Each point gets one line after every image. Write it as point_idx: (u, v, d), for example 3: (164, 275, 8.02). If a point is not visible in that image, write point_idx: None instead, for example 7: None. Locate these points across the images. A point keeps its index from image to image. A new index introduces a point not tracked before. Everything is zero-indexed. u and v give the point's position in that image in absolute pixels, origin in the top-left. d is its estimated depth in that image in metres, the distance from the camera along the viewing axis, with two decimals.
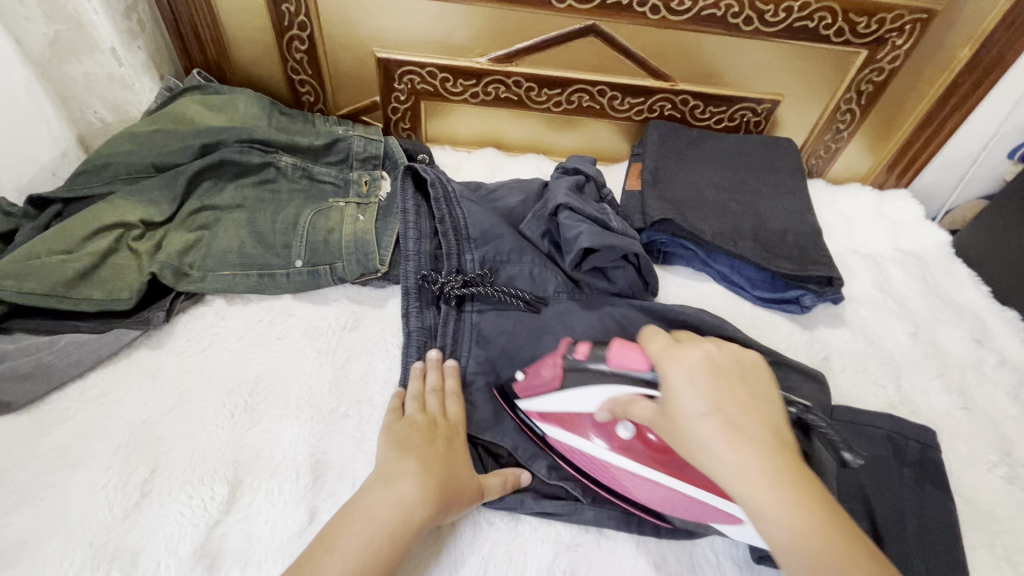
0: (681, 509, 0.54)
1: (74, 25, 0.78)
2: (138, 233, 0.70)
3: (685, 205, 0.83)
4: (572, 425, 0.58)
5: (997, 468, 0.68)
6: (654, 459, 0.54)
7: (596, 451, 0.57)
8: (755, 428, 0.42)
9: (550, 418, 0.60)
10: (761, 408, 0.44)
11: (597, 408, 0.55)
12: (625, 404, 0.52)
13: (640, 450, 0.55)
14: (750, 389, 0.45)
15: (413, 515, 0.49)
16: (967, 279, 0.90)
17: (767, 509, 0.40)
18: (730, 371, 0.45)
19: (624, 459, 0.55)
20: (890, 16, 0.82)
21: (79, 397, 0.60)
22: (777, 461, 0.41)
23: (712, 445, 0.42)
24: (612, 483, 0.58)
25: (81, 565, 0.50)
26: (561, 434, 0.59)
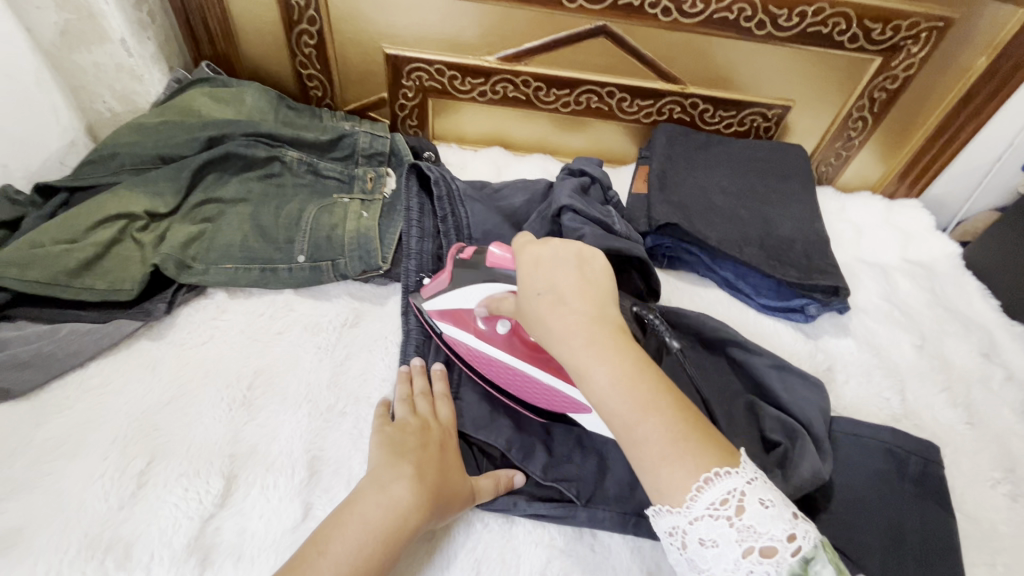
0: (552, 403, 0.60)
1: (84, 15, 0.79)
2: (142, 224, 0.71)
3: (691, 208, 0.82)
4: (462, 322, 0.62)
5: (1000, 485, 0.67)
6: (528, 354, 0.59)
7: (481, 346, 0.60)
8: (578, 300, 0.46)
9: (445, 315, 0.63)
10: (593, 287, 0.48)
11: (479, 302, 0.59)
12: (498, 300, 0.56)
13: (517, 346, 0.59)
14: (586, 270, 0.49)
15: (407, 521, 0.49)
16: (976, 292, 0.89)
17: (587, 368, 0.44)
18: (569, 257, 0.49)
19: (503, 354, 0.59)
20: (906, 23, 0.80)
21: (79, 386, 0.61)
22: (599, 328, 0.45)
23: (542, 318, 0.46)
24: (498, 379, 0.62)
25: (76, 554, 0.50)
26: (454, 330, 0.62)
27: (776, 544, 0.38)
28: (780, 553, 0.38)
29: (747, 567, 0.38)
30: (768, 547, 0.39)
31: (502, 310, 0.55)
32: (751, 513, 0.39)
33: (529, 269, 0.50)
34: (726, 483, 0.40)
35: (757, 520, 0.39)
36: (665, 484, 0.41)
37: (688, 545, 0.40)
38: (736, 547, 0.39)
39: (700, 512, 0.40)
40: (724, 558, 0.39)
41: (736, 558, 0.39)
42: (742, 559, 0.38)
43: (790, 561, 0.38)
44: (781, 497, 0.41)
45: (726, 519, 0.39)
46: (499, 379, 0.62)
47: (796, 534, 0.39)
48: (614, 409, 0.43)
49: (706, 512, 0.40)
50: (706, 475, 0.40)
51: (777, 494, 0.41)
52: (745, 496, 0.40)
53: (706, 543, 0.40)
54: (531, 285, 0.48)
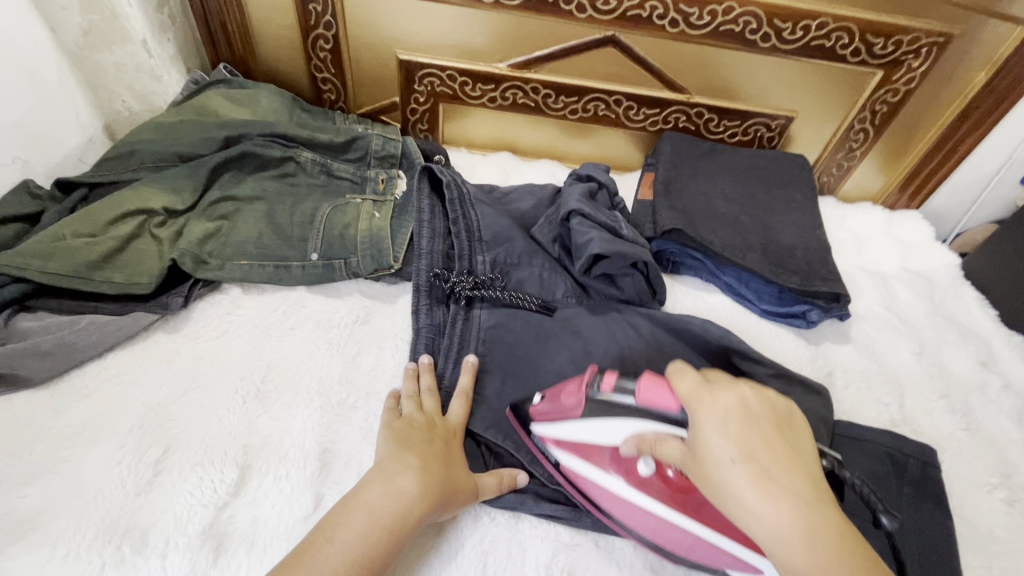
0: (700, 554, 0.54)
1: (108, 16, 0.81)
2: (160, 219, 0.72)
3: (695, 215, 0.84)
4: (591, 455, 0.57)
5: (997, 490, 0.68)
6: (673, 499, 0.53)
7: (615, 486, 0.55)
8: (789, 481, 0.39)
9: (568, 446, 0.58)
10: (798, 460, 0.41)
11: (623, 440, 0.51)
12: (656, 443, 0.48)
13: (660, 489, 0.53)
14: (787, 440, 0.42)
15: (411, 510, 0.50)
16: (974, 302, 0.90)
17: (809, 570, 0.37)
18: (766, 424, 0.42)
19: (643, 497, 0.54)
20: (907, 38, 0.83)
21: (97, 376, 0.62)
22: (817, 517, 0.38)
23: (748, 504, 0.39)
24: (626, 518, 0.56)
25: (93, 538, 0.51)
26: (580, 464, 0.58)
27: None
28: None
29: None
30: None
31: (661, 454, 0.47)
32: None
33: (722, 437, 0.41)
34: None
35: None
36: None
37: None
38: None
39: None
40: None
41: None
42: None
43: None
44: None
45: None
46: (631, 520, 0.56)
47: None
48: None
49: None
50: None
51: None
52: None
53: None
54: (728, 460, 0.40)
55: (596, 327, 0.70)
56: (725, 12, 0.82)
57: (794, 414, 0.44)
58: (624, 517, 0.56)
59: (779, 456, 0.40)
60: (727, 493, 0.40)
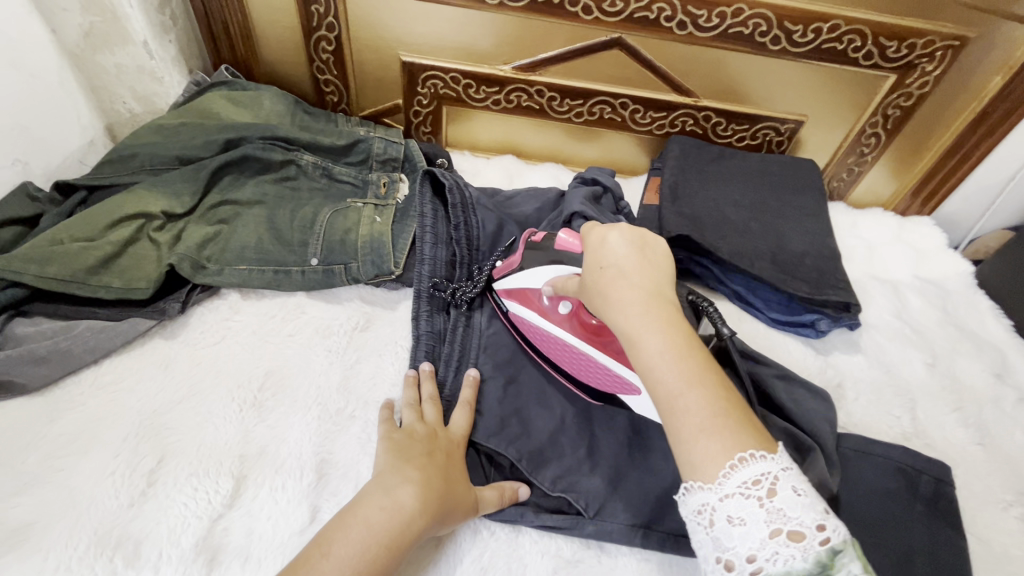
0: (603, 385, 0.61)
1: (109, 17, 0.80)
2: (159, 224, 0.72)
3: (702, 220, 0.83)
4: (527, 300, 0.65)
5: (1013, 508, 0.66)
6: (587, 337, 0.61)
7: (544, 325, 0.63)
8: (639, 271, 0.48)
9: (512, 294, 0.67)
10: (657, 266, 0.49)
11: (545, 283, 0.61)
12: (563, 281, 0.58)
13: (576, 327, 0.62)
14: (649, 251, 0.50)
15: (410, 525, 0.49)
16: (989, 312, 0.88)
17: (640, 331, 0.44)
18: (634, 238, 0.51)
19: (564, 334, 0.62)
20: (921, 41, 0.81)
21: (93, 383, 0.61)
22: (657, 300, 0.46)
23: (602, 286, 0.48)
24: (556, 359, 0.64)
25: (86, 550, 0.50)
26: (519, 308, 0.66)
27: (807, 529, 0.37)
28: (809, 540, 0.37)
29: (773, 548, 0.37)
30: (796, 532, 0.37)
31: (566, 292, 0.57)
32: (782, 496, 0.38)
33: (599, 243, 0.51)
34: (760, 464, 0.39)
35: (788, 504, 0.38)
36: (701, 458, 0.40)
37: (715, 522, 0.39)
38: (764, 527, 0.38)
39: (732, 489, 0.39)
40: (753, 536, 0.38)
41: (761, 537, 0.38)
42: (769, 540, 0.37)
43: (819, 550, 0.37)
44: (814, 490, 0.40)
45: (757, 499, 0.38)
46: (551, 354, 0.64)
47: (828, 526, 0.38)
48: (661, 374, 0.43)
49: (737, 490, 0.39)
50: (739, 450, 0.39)
51: (810, 486, 0.40)
52: (777, 480, 0.39)
53: (733, 521, 0.39)
54: (597, 259, 0.50)
55: None
56: (734, 14, 0.80)
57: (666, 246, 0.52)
58: (547, 352, 0.65)
59: (638, 257, 0.49)
60: (593, 282, 0.49)
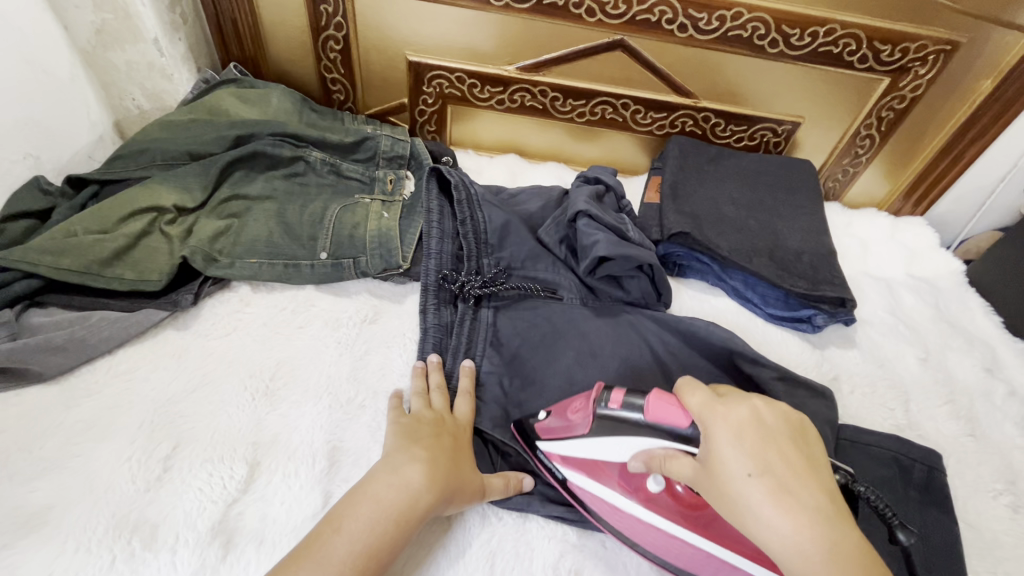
0: (714, 573, 0.53)
1: (120, 15, 0.81)
2: (170, 217, 0.73)
3: (702, 218, 0.85)
4: (599, 473, 0.57)
5: (1002, 496, 0.68)
6: (682, 515, 0.53)
7: (625, 504, 0.55)
8: (804, 493, 0.40)
9: (577, 465, 0.58)
10: (815, 474, 0.41)
11: (635, 458, 0.51)
12: (665, 460, 0.48)
13: (672, 508, 0.53)
14: (800, 454, 0.42)
15: (417, 501, 0.50)
16: (980, 309, 0.90)
17: None
18: (777, 438, 0.42)
19: (654, 515, 0.53)
20: (914, 46, 0.83)
21: (108, 372, 0.62)
22: (835, 531, 0.38)
23: (763, 514, 0.39)
24: (638, 539, 0.56)
25: (104, 533, 0.51)
26: (586, 481, 0.57)
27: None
28: None
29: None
30: None
31: (670, 472, 0.48)
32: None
33: (737, 451, 0.41)
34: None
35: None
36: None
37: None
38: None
39: None
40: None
41: None
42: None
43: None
44: None
45: None
46: (639, 537, 0.55)
47: None
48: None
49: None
50: None
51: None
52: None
53: None
54: (742, 469, 0.41)
55: (602, 330, 0.70)
56: (733, 17, 0.82)
57: (811, 432, 0.45)
58: (632, 533, 0.56)
59: (791, 463, 0.41)
60: (743, 501, 0.40)
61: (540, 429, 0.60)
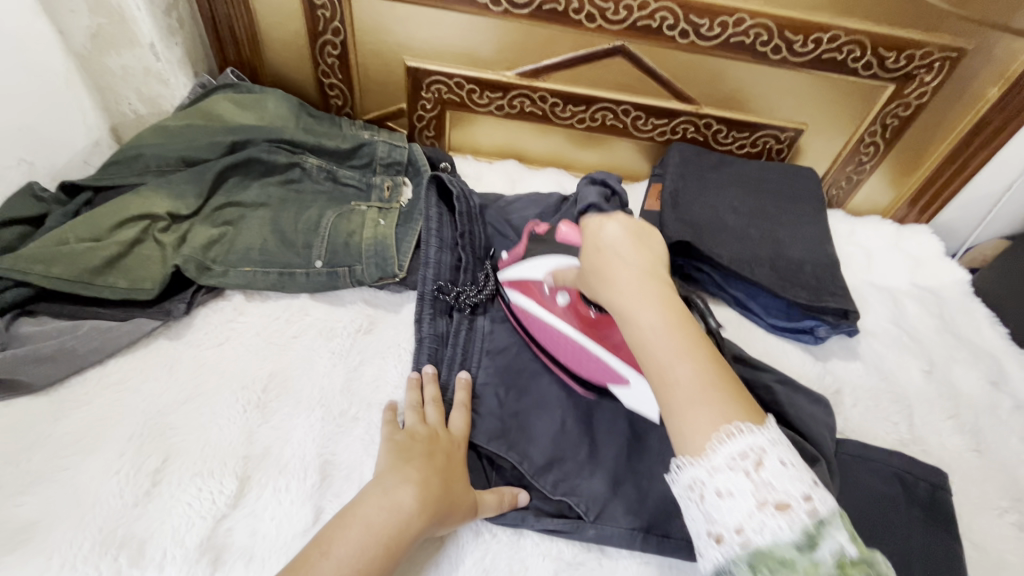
0: (595, 375, 0.62)
1: (116, 19, 0.80)
2: (164, 225, 0.72)
3: (703, 226, 0.84)
4: (529, 291, 0.66)
5: (1007, 514, 0.67)
6: (583, 327, 0.62)
7: (543, 315, 0.65)
8: (634, 249, 0.48)
9: (516, 285, 0.68)
10: (650, 247, 0.49)
11: (546, 273, 0.65)
12: (562, 272, 0.62)
13: (575, 319, 0.62)
14: (643, 231, 0.50)
15: (409, 525, 0.49)
16: (985, 320, 0.89)
17: (633, 309, 0.44)
18: (628, 219, 0.51)
19: (561, 323, 0.63)
20: (919, 53, 0.82)
21: (98, 382, 0.62)
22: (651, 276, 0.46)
23: (598, 264, 0.48)
24: (554, 351, 0.65)
25: (90, 549, 0.50)
26: (519, 298, 0.67)
27: (793, 501, 0.37)
28: (796, 511, 0.36)
29: (761, 520, 0.36)
30: (784, 503, 0.37)
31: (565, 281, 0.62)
32: (770, 469, 0.38)
33: (595, 224, 0.51)
34: (749, 438, 0.39)
35: (777, 477, 0.38)
36: (689, 432, 0.40)
37: (704, 497, 0.39)
38: (751, 498, 0.37)
39: (720, 463, 0.39)
40: (740, 509, 0.37)
41: (750, 508, 0.37)
42: (756, 512, 0.37)
43: (807, 521, 0.36)
44: (806, 466, 0.40)
45: (745, 472, 0.38)
46: (551, 346, 0.65)
47: (816, 497, 0.37)
48: (654, 345, 0.43)
49: (725, 463, 0.38)
50: (727, 427, 0.39)
51: (801, 461, 0.40)
52: (766, 452, 0.38)
53: (722, 494, 0.38)
54: (592, 237, 0.51)
55: None
56: (735, 23, 0.81)
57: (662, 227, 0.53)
58: (545, 343, 0.66)
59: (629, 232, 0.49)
60: (589, 260, 0.50)
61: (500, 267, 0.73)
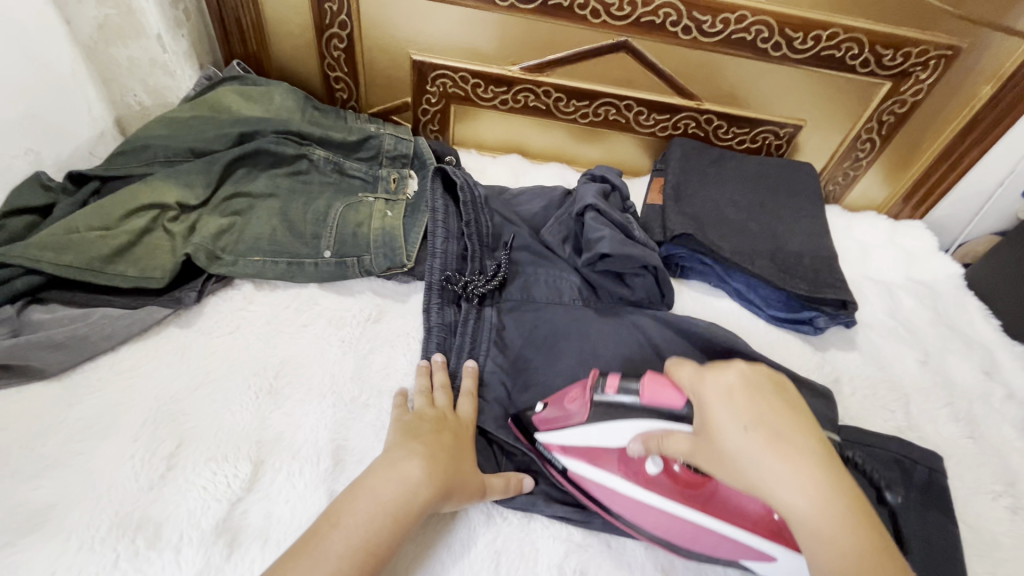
0: (710, 548, 0.55)
1: (124, 10, 0.81)
2: (173, 214, 0.72)
3: (704, 219, 0.85)
4: (600, 458, 0.58)
5: (1001, 498, 0.69)
6: (683, 495, 0.54)
7: (628, 487, 0.56)
8: (804, 440, 0.43)
9: (575, 452, 0.59)
10: (804, 426, 0.44)
11: (630, 439, 0.54)
12: (660, 437, 0.51)
13: (674, 490, 0.55)
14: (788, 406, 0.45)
15: (417, 496, 0.50)
16: (978, 312, 0.91)
17: (820, 531, 0.40)
18: (768, 392, 0.46)
19: (654, 494, 0.55)
20: (915, 50, 0.84)
21: (110, 369, 0.62)
22: (828, 477, 0.41)
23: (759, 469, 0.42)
24: (645, 524, 0.56)
25: (107, 532, 0.51)
26: (585, 467, 0.58)
27: None
28: None
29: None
30: None
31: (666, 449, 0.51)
32: None
33: (728, 407, 0.45)
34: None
35: None
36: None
37: None
38: None
39: None
40: None
41: None
42: None
43: None
44: None
45: None
46: (640, 520, 0.56)
47: None
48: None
49: None
50: None
51: None
52: None
53: None
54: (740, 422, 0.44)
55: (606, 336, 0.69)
56: (737, 20, 0.83)
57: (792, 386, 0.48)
58: (634, 518, 0.57)
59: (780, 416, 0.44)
60: (739, 457, 0.43)
61: (536, 422, 0.61)
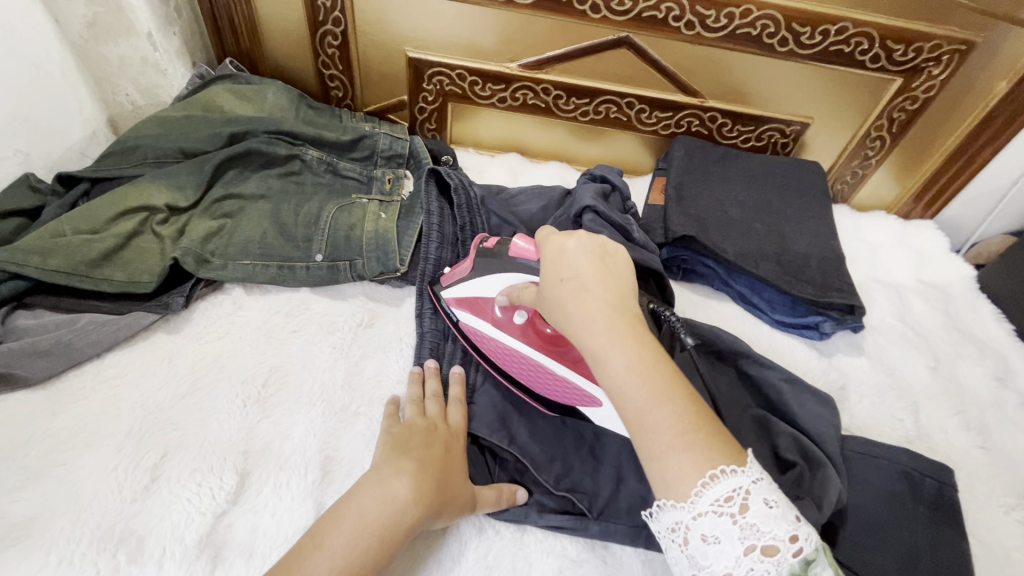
0: (562, 399, 0.60)
1: (113, 8, 0.79)
2: (162, 217, 0.71)
3: (708, 221, 0.83)
4: (480, 310, 0.63)
5: (1014, 512, 0.66)
6: (543, 346, 0.60)
7: (496, 333, 0.62)
8: (600, 286, 0.46)
9: (462, 303, 0.65)
10: (617, 279, 0.47)
11: (499, 291, 0.60)
12: (520, 289, 0.56)
13: (532, 337, 0.61)
14: (611, 259, 0.49)
15: (404, 517, 0.48)
16: (990, 316, 0.88)
17: (604, 352, 0.43)
18: (593, 246, 0.49)
19: (517, 342, 0.61)
20: (928, 45, 0.81)
21: (96, 376, 0.61)
22: (623, 315, 0.45)
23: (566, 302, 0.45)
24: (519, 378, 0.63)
25: (89, 545, 0.50)
26: (469, 317, 0.64)
27: (779, 543, 0.38)
28: (782, 553, 0.38)
29: (747, 566, 0.38)
30: (769, 546, 0.38)
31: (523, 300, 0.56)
32: (754, 511, 0.39)
33: (557, 249, 0.49)
34: (730, 480, 0.39)
35: (762, 519, 0.38)
36: (672, 476, 0.40)
37: (690, 541, 0.40)
38: (739, 544, 0.38)
39: (705, 508, 0.39)
40: (725, 555, 0.38)
41: (737, 555, 0.38)
42: (744, 558, 0.38)
43: (791, 562, 0.38)
44: (784, 496, 0.41)
45: (731, 517, 0.38)
46: (510, 369, 0.63)
47: (797, 534, 0.39)
48: (626, 397, 0.42)
49: (711, 508, 0.39)
50: (711, 472, 0.39)
51: (781, 492, 0.41)
52: (750, 494, 0.39)
53: (708, 539, 0.39)
54: (556, 270, 0.48)
55: None
56: (742, 14, 0.80)
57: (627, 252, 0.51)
58: (501, 362, 0.63)
59: (599, 265, 0.47)
60: (554, 293, 0.47)
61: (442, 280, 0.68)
